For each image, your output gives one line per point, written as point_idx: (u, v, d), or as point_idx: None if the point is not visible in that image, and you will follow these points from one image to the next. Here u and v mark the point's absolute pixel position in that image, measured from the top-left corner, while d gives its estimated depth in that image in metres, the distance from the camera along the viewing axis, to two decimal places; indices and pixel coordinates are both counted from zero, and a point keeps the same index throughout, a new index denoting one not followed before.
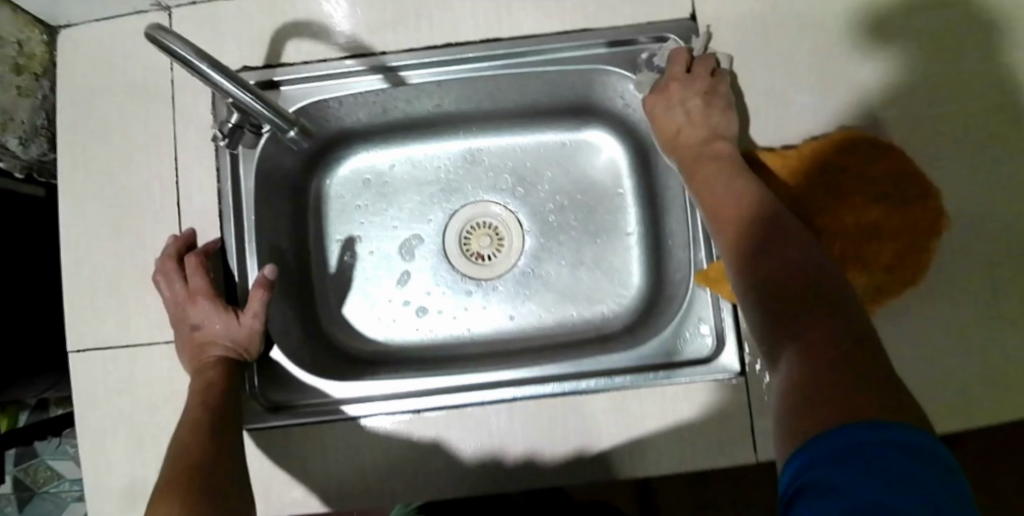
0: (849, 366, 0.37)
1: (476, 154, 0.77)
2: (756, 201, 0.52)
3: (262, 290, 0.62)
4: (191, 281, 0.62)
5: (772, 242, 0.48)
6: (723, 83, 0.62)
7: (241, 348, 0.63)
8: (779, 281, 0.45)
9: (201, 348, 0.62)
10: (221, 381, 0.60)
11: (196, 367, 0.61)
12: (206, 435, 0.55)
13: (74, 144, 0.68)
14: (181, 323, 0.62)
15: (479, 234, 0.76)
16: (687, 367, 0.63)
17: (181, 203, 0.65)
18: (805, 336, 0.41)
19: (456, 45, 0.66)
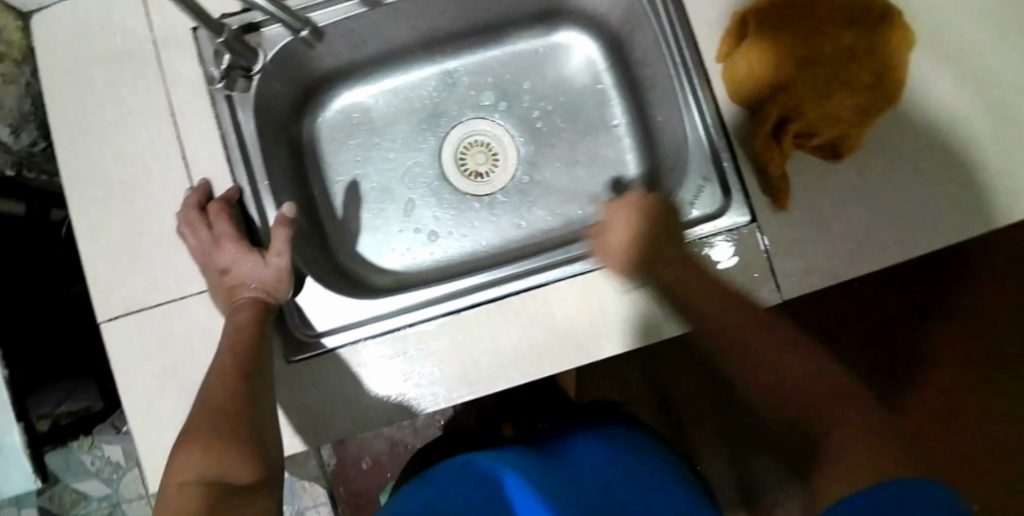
0: (885, 437, 0.45)
1: (454, 75, 0.78)
2: (727, 299, 0.56)
3: (283, 228, 0.61)
4: (215, 224, 0.62)
5: (743, 349, 0.53)
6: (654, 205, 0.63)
7: (273, 289, 0.61)
8: (784, 394, 0.50)
9: (233, 290, 0.61)
10: (251, 321, 0.59)
11: (231, 308, 0.61)
12: (233, 385, 0.53)
13: (67, 121, 0.68)
14: (210, 268, 0.62)
15: (474, 151, 0.77)
16: (703, 224, 0.66)
17: (187, 158, 0.66)
18: (829, 422, 0.47)
19: None
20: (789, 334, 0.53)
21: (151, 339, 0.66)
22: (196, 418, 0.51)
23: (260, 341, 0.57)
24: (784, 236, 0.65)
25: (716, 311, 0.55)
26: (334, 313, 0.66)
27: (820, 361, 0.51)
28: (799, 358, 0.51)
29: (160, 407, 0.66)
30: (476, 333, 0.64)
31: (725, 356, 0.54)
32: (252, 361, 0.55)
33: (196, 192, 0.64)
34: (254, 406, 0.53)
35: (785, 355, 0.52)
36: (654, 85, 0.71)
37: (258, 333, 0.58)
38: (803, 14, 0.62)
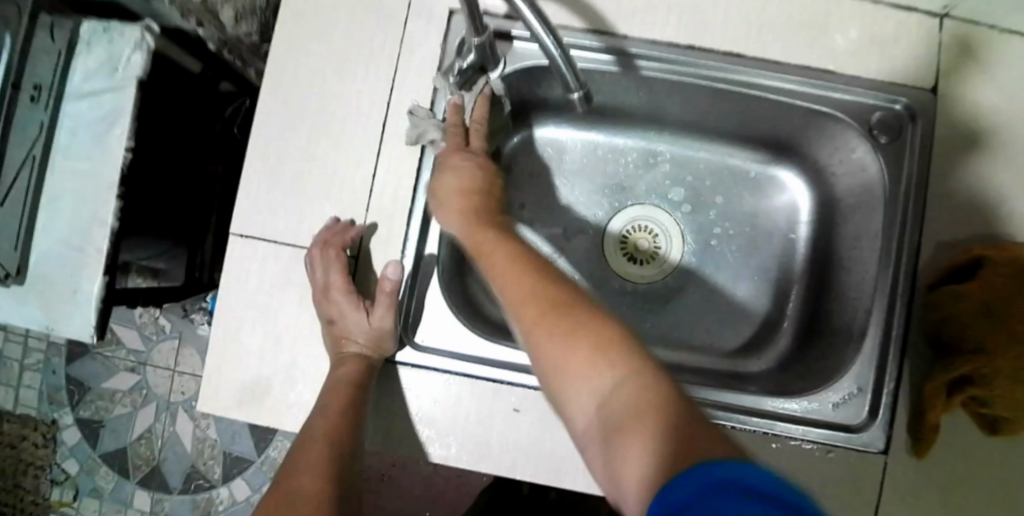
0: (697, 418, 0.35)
1: (658, 157, 0.74)
2: (509, 272, 0.46)
3: (387, 296, 0.62)
4: (328, 275, 0.62)
5: (522, 291, 0.44)
6: (351, 228, 0.63)
7: (377, 346, 0.62)
8: (629, 403, 0.37)
9: (341, 341, 0.62)
10: (356, 384, 0.60)
11: (336, 358, 0.62)
12: (324, 471, 0.55)
13: (290, 33, 0.66)
14: (323, 312, 0.63)
15: (638, 237, 0.74)
16: (830, 429, 0.62)
17: (385, 124, 0.65)
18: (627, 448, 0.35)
19: (698, 48, 0.64)
20: (559, 288, 0.44)
21: (273, 274, 0.66)
22: (275, 492, 0.53)
23: (359, 399, 0.60)
24: (904, 485, 0.62)
25: (522, 305, 0.44)
26: (448, 334, 0.65)
27: (582, 336, 0.40)
28: (574, 350, 0.40)
29: (252, 337, 0.66)
30: None
31: (536, 328, 0.42)
32: (350, 441, 0.58)
33: (310, 248, 0.63)
34: (345, 493, 0.55)
35: (549, 340, 0.41)
36: (841, 268, 0.68)
37: (361, 392, 0.60)
38: None
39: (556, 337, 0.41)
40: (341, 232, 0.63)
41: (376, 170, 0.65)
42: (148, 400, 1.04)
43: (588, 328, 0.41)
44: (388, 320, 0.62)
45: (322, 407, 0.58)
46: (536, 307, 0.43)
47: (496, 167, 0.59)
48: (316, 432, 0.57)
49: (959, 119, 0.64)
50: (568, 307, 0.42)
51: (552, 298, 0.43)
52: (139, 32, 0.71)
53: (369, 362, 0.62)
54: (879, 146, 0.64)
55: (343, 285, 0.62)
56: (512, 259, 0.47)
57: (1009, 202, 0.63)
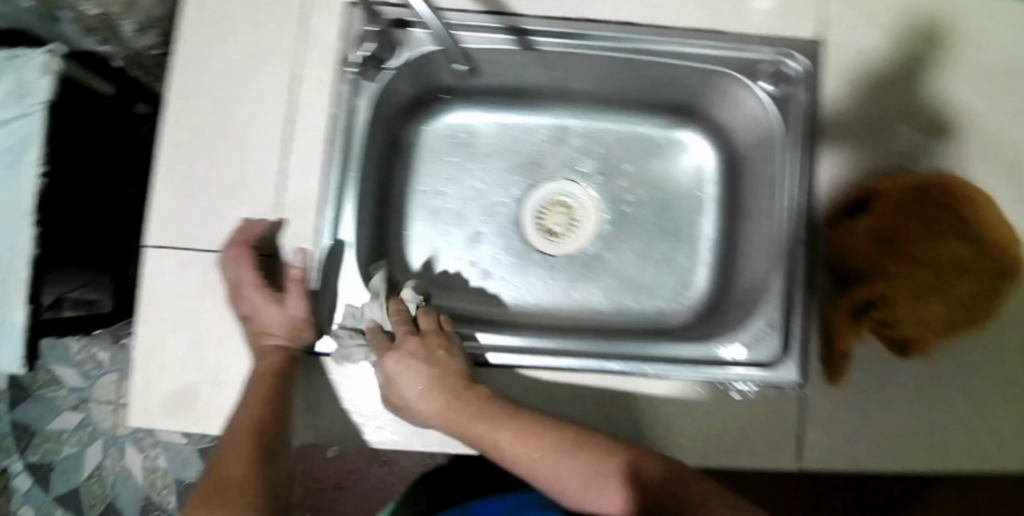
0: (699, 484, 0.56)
1: (566, 132, 0.77)
2: (517, 427, 0.58)
3: (298, 284, 0.64)
4: (239, 271, 0.63)
5: (517, 449, 0.57)
6: (258, 226, 0.65)
7: (295, 334, 0.63)
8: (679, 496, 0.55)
9: (259, 335, 0.63)
10: (276, 372, 0.61)
11: (254, 352, 0.63)
12: (251, 455, 0.55)
13: (191, 40, 0.67)
14: (238, 309, 0.64)
15: (555, 212, 0.77)
16: (747, 368, 0.65)
17: (291, 122, 0.67)
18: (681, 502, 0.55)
19: (590, 22, 0.66)
20: (577, 429, 0.58)
21: (191, 280, 0.67)
22: (209, 479, 0.53)
23: (284, 386, 0.61)
24: (822, 413, 0.65)
25: (535, 467, 0.57)
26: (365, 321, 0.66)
27: (593, 466, 0.56)
28: (587, 471, 0.56)
29: (176, 344, 0.67)
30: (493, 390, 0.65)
31: (534, 470, 0.57)
32: (278, 427, 0.59)
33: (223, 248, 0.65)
34: (274, 476, 0.56)
35: (573, 472, 0.56)
36: (750, 217, 0.71)
37: (283, 380, 0.61)
38: (927, 220, 0.60)
39: (570, 472, 0.57)
40: (248, 231, 0.65)
41: (286, 167, 0.66)
42: (96, 436, 1.03)
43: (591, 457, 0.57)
44: (302, 309, 0.64)
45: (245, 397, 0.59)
46: (534, 441, 0.57)
47: (451, 336, 0.64)
48: (241, 418, 0.58)
49: (839, 62, 0.68)
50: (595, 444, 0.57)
51: (558, 437, 0.57)
52: (44, 56, 0.73)
53: (289, 353, 0.63)
54: (769, 97, 0.67)
55: (254, 279, 0.63)
56: (514, 444, 0.57)
57: (895, 135, 0.67)
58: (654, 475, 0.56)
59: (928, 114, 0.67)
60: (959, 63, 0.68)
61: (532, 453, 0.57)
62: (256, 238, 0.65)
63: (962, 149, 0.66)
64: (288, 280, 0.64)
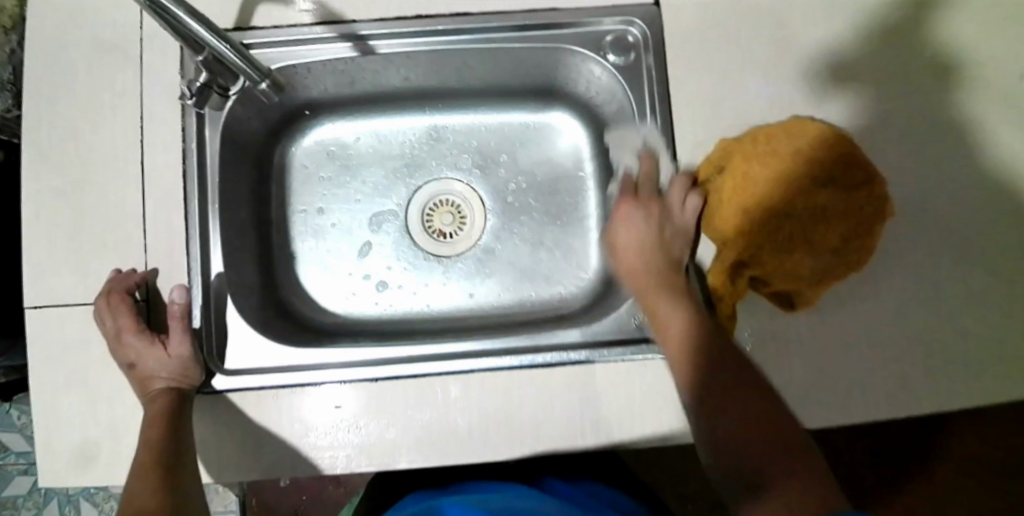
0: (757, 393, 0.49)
1: (441, 131, 0.76)
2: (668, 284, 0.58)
3: (180, 320, 0.63)
4: (118, 319, 0.62)
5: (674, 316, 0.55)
6: (135, 273, 0.64)
7: (183, 371, 0.62)
8: (725, 387, 0.50)
9: (146, 381, 0.61)
10: (167, 413, 0.59)
11: (145, 399, 0.61)
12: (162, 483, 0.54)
13: (38, 97, 0.67)
14: (120, 359, 0.62)
15: (442, 211, 0.76)
16: (639, 345, 0.64)
17: (146, 164, 0.66)
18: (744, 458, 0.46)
19: (425, 17, 0.65)
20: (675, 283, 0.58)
21: (71, 335, 0.66)
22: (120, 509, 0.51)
23: (177, 428, 0.59)
24: None
25: (650, 301, 0.58)
26: (250, 353, 0.66)
27: (671, 318, 0.55)
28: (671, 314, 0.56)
29: (69, 401, 0.67)
30: (386, 405, 0.64)
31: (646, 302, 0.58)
32: (182, 470, 0.57)
33: (96, 302, 0.64)
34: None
35: (664, 309, 0.56)
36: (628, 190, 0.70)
37: (174, 422, 0.59)
38: (779, 174, 0.59)
39: (663, 315, 0.56)
40: (122, 280, 0.63)
41: (146, 209, 0.66)
42: (50, 499, 1.04)
43: (763, 426, 0.47)
44: (189, 346, 0.63)
45: (143, 441, 0.57)
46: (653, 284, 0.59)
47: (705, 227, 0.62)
48: (139, 473, 0.55)
49: (689, 21, 0.65)
50: (714, 368, 0.51)
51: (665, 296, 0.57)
52: None
53: (180, 393, 0.61)
54: (618, 69, 0.67)
55: (134, 324, 0.62)
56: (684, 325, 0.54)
57: (753, 87, 0.64)
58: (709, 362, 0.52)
59: (788, 61, 0.65)
60: (814, 3, 0.65)
61: (651, 302, 0.58)
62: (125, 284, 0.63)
63: (824, 92, 0.64)
64: (170, 318, 0.63)
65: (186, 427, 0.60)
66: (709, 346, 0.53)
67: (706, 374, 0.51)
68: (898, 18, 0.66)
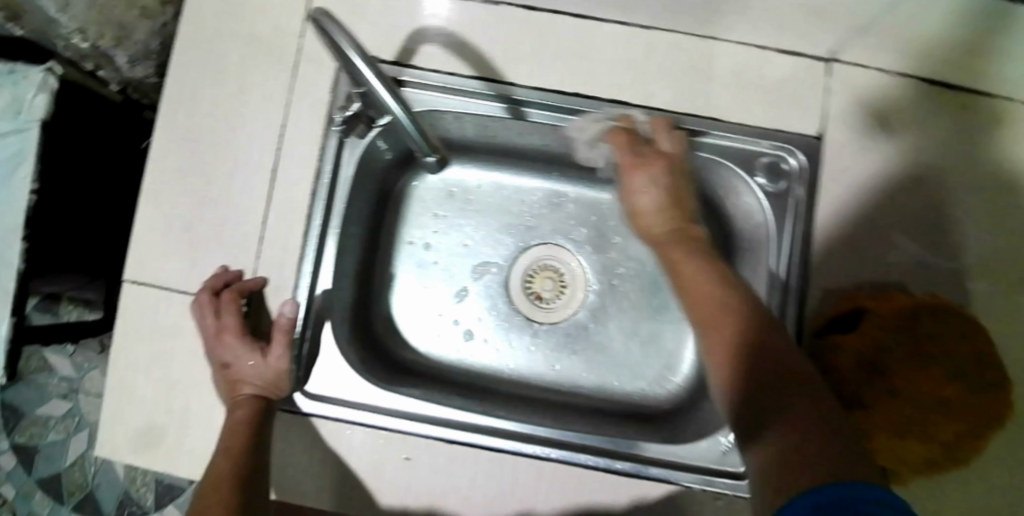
0: (801, 376, 0.42)
1: (560, 198, 0.76)
2: (684, 248, 0.53)
3: (284, 335, 0.62)
4: (223, 317, 0.61)
5: (688, 271, 0.50)
6: (251, 280, 0.63)
7: (274, 382, 0.62)
8: (763, 360, 0.43)
9: (235, 385, 0.61)
10: (251, 426, 0.59)
11: (229, 402, 0.61)
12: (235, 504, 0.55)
13: (181, 76, 0.65)
14: (215, 358, 0.62)
15: (542, 277, 0.75)
16: (720, 477, 0.63)
17: (277, 172, 0.65)
18: (758, 402, 0.42)
19: (584, 96, 0.64)
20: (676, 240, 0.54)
21: (162, 320, 0.66)
22: None
23: (256, 442, 0.59)
24: None
25: (670, 258, 0.53)
26: (336, 382, 0.66)
27: (699, 275, 0.50)
28: (694, 287, 0.50)
29: (144, 384, 0.66)
30: (455, 469, 0.64)
31: (670, 270, 0.52)
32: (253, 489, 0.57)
33: (199, 295, 0.63)
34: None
35: (688, 276, 0.51)
36: None
37: (254, 436, 0.59)
38: (907, 349, 0.57)
39: (683, 260, 0.52)
40: (236, 284, 0.63)
41: (267, 217, 0.65)
42: (81, 427, 1.06)
43: (794, 363, 0.43)
44: (285, 360, 0.62)
45: (220, 452, 0.58)
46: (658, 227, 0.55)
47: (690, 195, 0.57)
48: (211, 486, 0.55)
49: (850, 164, 0.64)
50: (764, 335, 0.45)
51: (688, 256, 0.52)
52: (42, 74, 0.72)
53: (265, 405, 0.61)
54: (766, 194, 0.64)
55: (238, 329, 0.61)
56: (731, 298, 0.47)
57: (893, 247, 0.63)
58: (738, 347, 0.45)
59: (937, 232, 0.63)
60: (980, 178, 0.64)
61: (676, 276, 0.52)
62: (237, 287, 0.63)
63: (961, 267, 0.63)
64: (275, 330, 0.62)
65: (264, 441, 0.60)
66: (766, 322, 0.46)
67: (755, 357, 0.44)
68: None
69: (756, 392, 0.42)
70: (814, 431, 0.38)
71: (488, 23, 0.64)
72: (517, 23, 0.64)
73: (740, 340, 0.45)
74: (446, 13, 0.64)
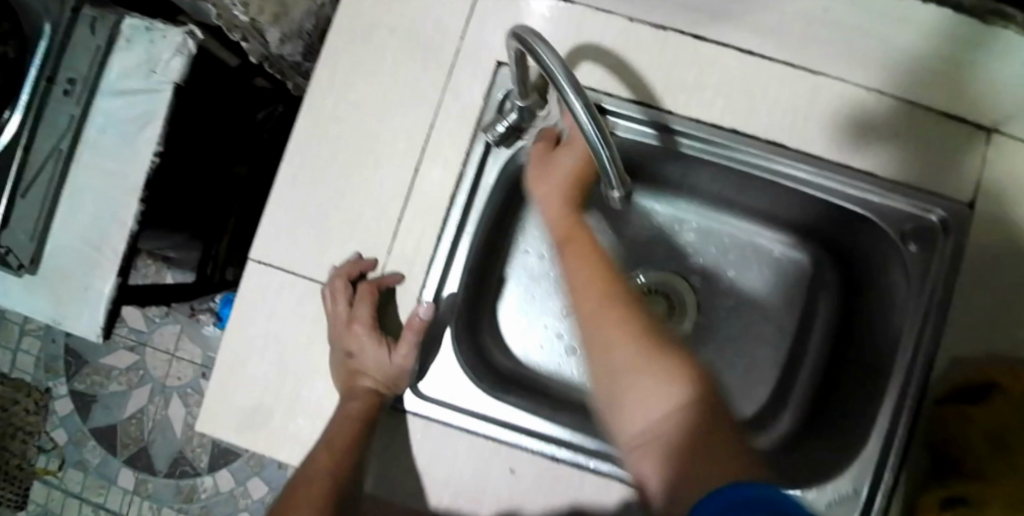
0: (665, 349, 0.42)
1: (681, 225, 0.76)
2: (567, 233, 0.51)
3: (414, 334, 0.61)
4: (356, 307, 0.61)
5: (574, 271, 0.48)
6: (392, 277, 0.63)
7: (392, 377, 0.62)
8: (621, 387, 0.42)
9: (354, 376, 0.61)
10: (364, 420, 0.60)
11: (345, 390, 0.61)
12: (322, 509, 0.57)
13: (333, 61, 0.64)
14: (339, 344, 0.62)
15: (651, 299, 0.76)
16: None
17: (418, 170, 0.64)
18: (609, 361, 0.43)
19: (740, 133, 0.64)
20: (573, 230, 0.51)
21: (285, 304, 0.66)
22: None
23: (363, 438, 0.59)
24: None
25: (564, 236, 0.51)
26: (447, 385, 0.65)
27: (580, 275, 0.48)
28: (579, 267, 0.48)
29: (258, 365, 0.66)
30: (558, 487, 0.64)
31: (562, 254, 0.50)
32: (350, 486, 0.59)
33: (332, 279, 0.63)
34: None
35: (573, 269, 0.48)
36: (858, 360, 0.68)
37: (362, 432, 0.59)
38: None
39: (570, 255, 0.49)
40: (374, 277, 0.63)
41: (402, 214, 0.64)
42: (145, 380, 1.09)
43: (648, 333, 0.43)
44: (409, 359, 0.61)
45: (327, 439, 0.58)
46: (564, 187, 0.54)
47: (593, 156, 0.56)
48: (310, 477, 0.58)
49: (989, 238, 0.64)
50: (628, 309, 0.45)
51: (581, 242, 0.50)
52: (181, 35, 0.69)
53: (379, 400, 0.61)
54: (909, 255, 0.64)
55: (369, 320, 0.61)
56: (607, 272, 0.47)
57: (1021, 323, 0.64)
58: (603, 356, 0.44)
59: None
60: None
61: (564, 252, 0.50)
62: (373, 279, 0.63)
63: None
64: (406, 327, 0.61)
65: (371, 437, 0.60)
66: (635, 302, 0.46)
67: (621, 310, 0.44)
68: None
69: (623, 368, 0.42)
70: (696, 431, 0.40)
71: (653, 49, 0.64)
72: (684, 52, 0.64)
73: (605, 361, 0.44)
74: (611, 33, 0.64)
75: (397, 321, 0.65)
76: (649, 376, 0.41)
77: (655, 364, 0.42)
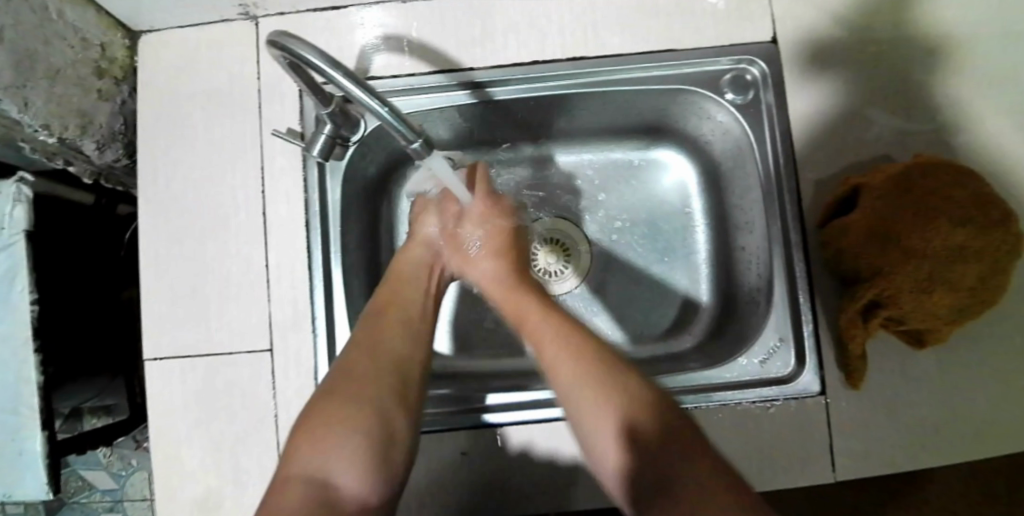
0: (621, 382, 0.49)
1: (546, 168, 0.78)
2: (502, 296, 0.61)
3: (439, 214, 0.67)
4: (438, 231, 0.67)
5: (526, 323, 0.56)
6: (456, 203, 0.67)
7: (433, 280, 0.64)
8: (586, 411, 0.49)
9: None
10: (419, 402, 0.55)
11: None
12: (357, 417, 0.49)
13: (154, 149, 0.67)
14: None
15: (548, 251, 0.77)
16: (766, 387, 0.64)
17: (267, 213, 0.66)
18: (571, 398, 0.50)
19: (542, 62, 0.67)
20: (515, 285, 0.60)
21: (192, 389, 0.65)
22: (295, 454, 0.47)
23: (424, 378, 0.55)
24: (854, 418, 0.63)
25: (507, 295, 0.60)
26: None
27: (537, 317, 0.55)
28: (530, 315, 0.56)
29: (190, 458, 0.65)
30: (514, 451, 0.64)
31: (513, 316, 0.58)
32: (399, 398, 0.52)
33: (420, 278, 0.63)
34: (391, 473, 0.48)
35: (528, 318, 0.56)
36: (739, 221, 0.70)
37: (418, 285, 0.61)
38: (905, 203, 0.57)
39: (518, 308, 0.58)
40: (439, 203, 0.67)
41: (268, 259, 0.66)
42: None
43: (603, 365, 0.50)
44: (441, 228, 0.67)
45: None
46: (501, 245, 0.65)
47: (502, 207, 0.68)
48: (352, 373, 0.52)
49: (807, 58, 0.66)
50: (576, 346, 0.51)
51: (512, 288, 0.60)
52: (14, 186, 0.72)
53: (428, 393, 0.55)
54: (737, 107, 0.66)
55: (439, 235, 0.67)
56: (552, 318, 0.55)
57: (867, 122, 0.65)
58: (569, 376, 0.50)
59: (903, 94, 0.65)
60: (923, 32, 0.65)
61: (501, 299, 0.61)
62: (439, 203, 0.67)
63: (938, 126, 0.64)
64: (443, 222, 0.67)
65: (427, 308, 0.60)
66: (592, 338, 0.53)
67: (574, 347, 0.51)
68: (1011, 43, 0.65)
69: (586, 405, 0.49)
70: (670, 459, 0.45)
71: (433, 19, 0.67)
72: (463, 11, 0.67)
73: (564, 390, 0.50)
74: (389, 20, 0.67)
75: (302, 362, 0.65)
76: (608, 413, 0.48)
77: (613, 400, 0.48)
